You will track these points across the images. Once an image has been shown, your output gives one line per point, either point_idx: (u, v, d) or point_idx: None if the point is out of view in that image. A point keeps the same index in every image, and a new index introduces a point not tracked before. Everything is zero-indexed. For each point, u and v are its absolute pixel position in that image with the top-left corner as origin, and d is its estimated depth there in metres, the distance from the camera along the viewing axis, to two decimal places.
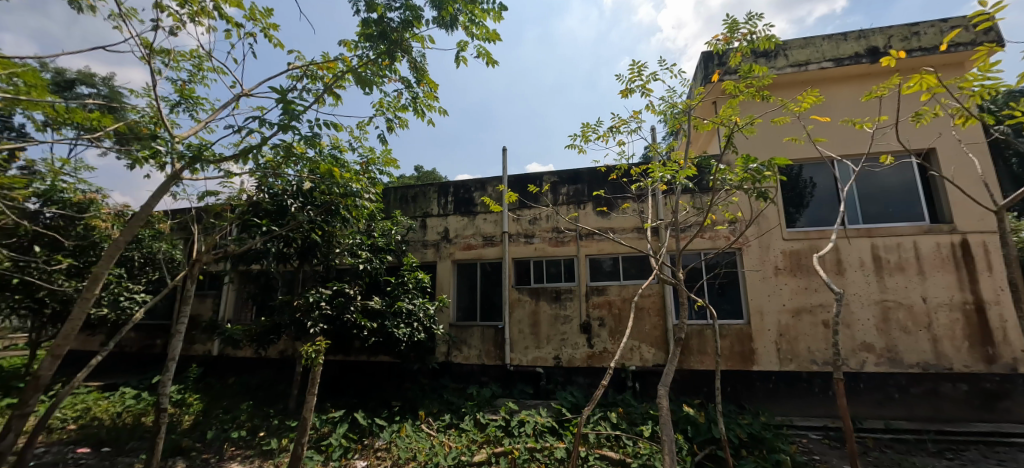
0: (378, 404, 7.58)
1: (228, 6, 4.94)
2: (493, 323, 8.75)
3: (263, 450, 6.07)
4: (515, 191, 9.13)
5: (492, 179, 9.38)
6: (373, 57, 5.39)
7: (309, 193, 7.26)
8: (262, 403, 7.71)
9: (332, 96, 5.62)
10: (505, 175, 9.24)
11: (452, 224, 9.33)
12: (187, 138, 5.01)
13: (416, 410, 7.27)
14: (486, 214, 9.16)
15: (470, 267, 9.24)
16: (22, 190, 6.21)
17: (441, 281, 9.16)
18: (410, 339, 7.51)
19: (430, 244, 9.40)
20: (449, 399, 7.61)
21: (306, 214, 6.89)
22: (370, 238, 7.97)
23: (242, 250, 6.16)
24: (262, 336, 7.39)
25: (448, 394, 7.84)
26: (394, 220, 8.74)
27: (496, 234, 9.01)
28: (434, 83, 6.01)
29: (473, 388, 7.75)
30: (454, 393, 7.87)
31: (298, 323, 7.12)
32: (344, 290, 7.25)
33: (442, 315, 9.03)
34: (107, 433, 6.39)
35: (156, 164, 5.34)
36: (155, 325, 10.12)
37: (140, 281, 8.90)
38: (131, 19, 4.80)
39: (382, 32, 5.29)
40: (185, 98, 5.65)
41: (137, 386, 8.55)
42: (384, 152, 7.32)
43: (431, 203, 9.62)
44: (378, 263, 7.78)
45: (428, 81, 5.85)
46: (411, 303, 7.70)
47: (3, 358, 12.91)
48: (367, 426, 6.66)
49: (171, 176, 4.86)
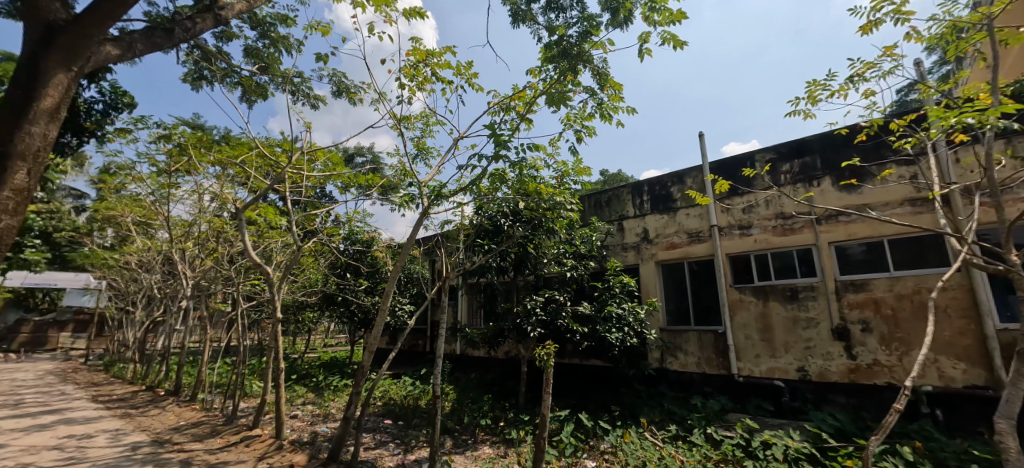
0: (597, 407, 7.73)
1: (442, 67, 5.95)
2: (711, 328, 7.90)
3: (506, 438, 6.81)
4: (722, 178, 8.16)
5: (691, 170, 8.59)
6: (558, 76, 5.67)
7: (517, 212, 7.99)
8: (500, 397, 8.78)
9: (525, 121, 6.05)
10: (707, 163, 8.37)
11: (651, 224, 8.87)
12: (429, 181, 6.21)
13: (637, 417, 7.11)
14: (689, 208, 8.42)
15: (677, 266, 8.57)
16: (337, 236, 8.85)
17: (646, 283, 8.79)
18: (623, 344, 7.40)
19: (630, 247, 9.17)
20: (671, 409, 7.16)
21: (519, 230, 7.55)
22: (572, 246, 8.31)
23: (479, 263, 7.00)
24: (491, 339, 8.17)
25: (669, 403, 7.44)
26: (592, 226, 8.85)
27: (704, 229, 8.13)
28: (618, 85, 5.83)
29: (697, 399, 7.20)
30: (675, 403, 7.40)
31: (520, 328, 7.79)
32: (556, 297, 7.72)
33: (653, 319, 8.67)
34: (399, 410, 8.24)
35: (410, 205, 6.73)
36: (417, 329, 12.73)
37: (406, 295, 11.42)
38: (384, 100, 6.35)
39: (563, 50, 5.42)
40: (420, 148, 6.86)
41: (413, 376, 10.88)
42: (575, 161, 7.11)
43: (625, 205, 9.45)
44: (582, 270, 8.11)
45: (611, 84, 5.72)
46: (620, 308, 7.63)
47: (332, 351, 18.36)
48: (591, 428, 6.71)
49: (423, 211, 6.14)
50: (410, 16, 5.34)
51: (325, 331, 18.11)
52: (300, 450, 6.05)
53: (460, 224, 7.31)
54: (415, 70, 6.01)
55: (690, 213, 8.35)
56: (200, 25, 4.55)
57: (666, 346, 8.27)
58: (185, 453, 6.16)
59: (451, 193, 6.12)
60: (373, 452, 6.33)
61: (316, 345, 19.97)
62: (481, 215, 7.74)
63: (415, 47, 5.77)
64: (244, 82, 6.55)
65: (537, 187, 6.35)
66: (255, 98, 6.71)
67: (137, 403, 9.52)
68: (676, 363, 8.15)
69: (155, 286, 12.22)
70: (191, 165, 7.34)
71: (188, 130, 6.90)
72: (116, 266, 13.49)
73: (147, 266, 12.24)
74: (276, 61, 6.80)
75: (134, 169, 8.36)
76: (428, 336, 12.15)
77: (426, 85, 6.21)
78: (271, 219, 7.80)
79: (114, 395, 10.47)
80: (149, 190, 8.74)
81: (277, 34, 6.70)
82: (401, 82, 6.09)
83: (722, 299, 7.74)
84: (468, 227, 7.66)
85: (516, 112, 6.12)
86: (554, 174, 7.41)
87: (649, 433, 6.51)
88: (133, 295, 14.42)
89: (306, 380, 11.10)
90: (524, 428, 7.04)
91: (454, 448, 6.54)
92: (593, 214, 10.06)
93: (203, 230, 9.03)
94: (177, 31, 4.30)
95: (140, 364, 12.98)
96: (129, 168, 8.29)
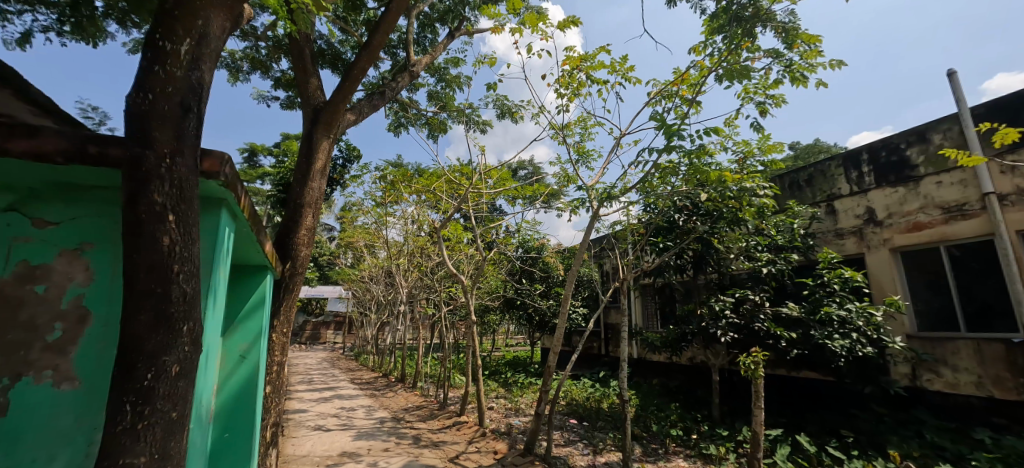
0: (821, 430, 5.64)
1: (596, 69, 5.24)
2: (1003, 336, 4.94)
3: (702, 453, 5.50)
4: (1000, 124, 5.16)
5: (937, 121, 5.65)
6: (730, 47, 4.30)
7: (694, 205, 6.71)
8: (689, 406, 7.33)
9: (696, 106, 4.79)
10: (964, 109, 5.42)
11: (878, 202, 6.17)
12: (594, 184, 5.51)
13: (884, 448, 4.97)
14: (940, 174, 5.54)
15: (929, 251, 5.68)
16: (510, 244, 9.13)
17: (876, 276, 6.11)
18: (851, 354, 5.44)
19: (847, 232, 6.50)
20: (944, 443, 4.76)
21: (699, 227, 6.31)
22: (765, 237, 6.54)
23: (658, 263, 5.85)
24: (674, 343, 7.08)
25: (937, 434, 5.01)
26: (789, 211, 6.76)
27: (971, 199, 5.24)
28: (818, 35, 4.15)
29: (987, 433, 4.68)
30: (952, 436, 4.88)
31: (706, 332, 6.54)
32: (749, 297, 6.23)
33: (893, 324, 5.92)
34: (584, 411, 7.40)
35: (574, 213, 5.94)
36: (591, 331, 11.82)
37: (579, 298, 11.28)
38: (542, 113, 5.94)
39: (733, 15, 4.12)
40: (580, 156, 6.00)
41: (592, 377, 10.07)
42: (763, 139, 5.78)
43: (836, 181, 6.73)
44: (784, 265, 6.26)
45: (808, 37, 4.10)
46: (844, 309, 5.65)
47: (515, 352, 19.37)
48: (816, 455, 5.02)
49: (592, 216, 5.21)
50: (565, 27, 5.21)
51: (507, 334, 19.30)
52: (502, 439, 6.23)
53: (631, 224, 6.01)
54: (569, 77, 5.45)
55: (943, 182, 5.51)
56: (401, 84, 5.56)
57: (922, 360, 5.50)
58: (415, 430, 7.09)
59: (624, 193, 5.02)
60: (564, 449, 5.79)
61: (500, 346, 21.48)
62: (652, 213, 6.60)
63: (568, 55, 5.24)
64: (430, 121, 7.62)
65: (720, 175, 4.78)
66: (439, 133, 7.68)
67: (379, 385, 12.00)
68: (943, 384, 5.35)
69: (380, 294, 14.96)
70: (398, 196, 8.78)
71: (395, 169, 8.40)
72: (357, 281, 17.12)
73: (376, 279, 15.18)
74: (451, 98, 7.71)
75: (363, 205, 10.47)
76: (602, 338, 11.18)
77: (582, 91, 5.56)
78: (458, 234, 8.66)
79: (364, 380, 13.18)
80: (373, 220, 10.83)
81: (451, 76, 7.65)
82: (556, 94, 5.61)
83: (1016, 295, 4.82)
84: (639, 232, 6.48)
85: (681, 99, 4.83)
86: (732, 159, 5.74)
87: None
88: (367, 302, 17.93)
89: (497, 376, 11.65)
90: (728, 445, 5.54)
91: (644, 456, 5.55)
92: (788, 196, 7.48)
93: (411, 248, 10.65)
94: (387, 93, 5.45)
95: (378, 357, 16.15)
96: (360, 205, 10.44)
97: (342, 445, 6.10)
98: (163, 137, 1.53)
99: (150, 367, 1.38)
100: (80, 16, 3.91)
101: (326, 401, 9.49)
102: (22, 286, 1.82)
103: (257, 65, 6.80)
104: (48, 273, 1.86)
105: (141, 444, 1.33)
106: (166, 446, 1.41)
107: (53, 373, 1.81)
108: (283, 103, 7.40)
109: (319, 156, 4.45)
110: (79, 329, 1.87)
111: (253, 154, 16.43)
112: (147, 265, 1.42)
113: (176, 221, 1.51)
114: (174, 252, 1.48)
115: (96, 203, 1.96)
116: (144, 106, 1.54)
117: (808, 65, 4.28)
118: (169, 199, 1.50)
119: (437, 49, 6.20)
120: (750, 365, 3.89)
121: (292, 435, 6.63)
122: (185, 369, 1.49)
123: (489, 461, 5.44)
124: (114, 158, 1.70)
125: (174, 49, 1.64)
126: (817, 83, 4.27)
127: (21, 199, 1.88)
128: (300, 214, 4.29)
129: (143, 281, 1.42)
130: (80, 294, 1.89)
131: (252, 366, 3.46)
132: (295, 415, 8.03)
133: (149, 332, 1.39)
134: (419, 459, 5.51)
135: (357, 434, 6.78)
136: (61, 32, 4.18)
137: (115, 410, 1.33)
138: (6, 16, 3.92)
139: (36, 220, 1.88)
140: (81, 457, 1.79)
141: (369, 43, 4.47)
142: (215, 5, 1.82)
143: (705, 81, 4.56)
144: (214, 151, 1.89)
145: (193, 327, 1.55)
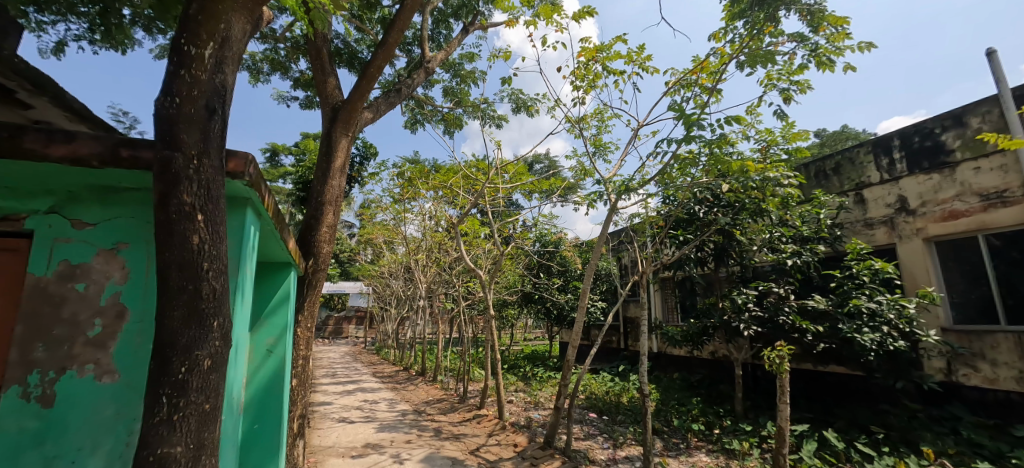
0: (850, 426, 5.50)
1: (612, 60, 5.16)
2: None
3: (725, 448, 5.43)
4: None
5: (975, 103, 5.41)
6: (751, 32, 4.17)
7: (715, 196, 6.56)
8: (711, 401, 7.23)
9: (716, 94, 4.68)
10: (1005, 89, 5.17)
11: (911, 190, 5.93)
12: (612, 177, 5.46)
13: (917, 446, 4.82)
14: (978, 159, 5.30)
15: (968, 240, 5.44)
16: (528, 239, 9.12)
17: (908, 267, 5.89)
18: (882, 348, 5.28)
19: (877, 222, 6.28)
20: (982, 441, 4.58)
21: (721, 218, 6.19)
22: (789, 228, 6.37)
23: (679, 256, 5.73)
24: (695, 337, 7.00)
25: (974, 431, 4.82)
26: (815, 201, 6.56)
27: (1012, 185, 4.99)
28: (844, 16, 3.99)
29: None
30: (991, 434, 4.69)
31: (729, 326, 6.42)
32: (773, 289, 6.10)
33: (927, 316, 5.70)
34: (603, 405, 7.38)
35: (591, 206, 5.89)
36: (609, 326, 11.76)
37: (597, 292, 11.24)
38: (557, 106, 5.88)
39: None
40: (597, 148, 5.94)
41: (612, 371, 10.03)
42: (787, 126, 5.60)
43: (865, 169, 6.50)
44: (810, 256, 6.08)
45: (833, 18, 3.95)
46: (874, 302, 5.47)
47: (533, 346, 19.40)
48: (844, 451, 4.90)
49: (609, 210, 5.16)
50: (580, 17, 5.15)
51: (524, 329, 19.34)
52: (522, 432, 6.27)
53: (650, 217, 5.91)
54: (584, 69, 5.39)
55: (982, 167, 5.26)
56: (417, 81, 5.58)
57: (958, 353, 5.29)
58: (436, 423, 7.19)
59: (642, 185, 4.95)
60: (583, 442, 5.79)
61: (518, 340, 21.53)
62: (672, 205, 6.51)
63: (583, 46, 5.18)
64: (446, 117, 7.65)
65: (742, 164, 4.66)
66: (454, 129, 7.71)
67: (400, 378, 12.20)
68: (982, 380, 5.13)
69: (399, 289, 15.15)
70: (416, 193, 8.85)
71: (412, 165, 8.47)
72: (376, 276, 17.36)
73: (395, 274, 15.39)
74: (466, 94, 7.73)
75: (381, 202, 10.61)
76: (621, 332, 11.12)
77: (598, 83, 5.50)
78: (475, 230, 8.71)
79: (385, 373, 13.37)
80: (392, 217, 10.96)
81: (466, 71, 7.66)
82: (571, 86, 5.56)
83: None
84: (659, 224, 6.38)
85: (701, 88, 4.73)
86: (755, 148, 5.61)
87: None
88: (386, 297, 18.17)
89: (516, 370, 11.70)
90: (752, 440, 5.45)
91: (665, 450, 5.52)
92: (813, 185, 7.28)
93: (428, 244, 10.74)
94: (404, 90, 5.49)
95: (398, 351, 16.38)
96: (379, 202, 10.58)
97: (366, 437, 6.25)
98: (191, 139, 1.58)
99: (184, 361, 1.43)
100: (109, 24, 4.05)
101: (349, 394, 9.70)
102: (64, 284, 1.92)
103: (276, 67, 6.94)
104: (87, 272, 1.95)
105: (177, 435, 1.38)
106: (201, 436, 1.46)
107: (93, 366, 1.90)
108: (303, 103, 7.53)
109: (338, 155, 4.51)
110: (116, 325, 1.95)
111: (274, 154, 16.79)
112: (178, 263, 1.48)
113: (204, 220, 1.56)
114: (204, 251, 1.54)
115: (130, 204, 2.04)
116: (171, 109, 1.59)
117: (835, 49, 4.13)
118: (198, 200, 1.55)
119: (451, 45, 6.20)
120: (775, 360, 3.80)
121: (317, 426, 6.81)
122: (216, 363, 1.54)
123: (509, 454, 5.48)
124: (145, 160, 1.76)
125: (198, 53, 1.68)
126: (845, 66, 4.12)
127: (62, 202, 1.98)
128: (321, 211, 4.37)
129: (174, 279, 1.47)
130: (117, 292, 1.98)
131: (280, 360, 3.57)
132: (318, 408, 8.23)
133: (183, 326, 1.45)
134: (440, 451, 5.60)
135: (380, 426, 6.92)
136: (92, 41, 4.34)
137: (152, 401, 1.39)
138: (41, 27, 4.10)
139: (75, 221, 1.97)
140: (121, 447, 1.87)
141: (385, 41, 4.49)
142: (236, 8, 1.85)
143: (725, 68, 4.46)
144: (238, 152, 1.94)
145: (223, 322, 1.59)
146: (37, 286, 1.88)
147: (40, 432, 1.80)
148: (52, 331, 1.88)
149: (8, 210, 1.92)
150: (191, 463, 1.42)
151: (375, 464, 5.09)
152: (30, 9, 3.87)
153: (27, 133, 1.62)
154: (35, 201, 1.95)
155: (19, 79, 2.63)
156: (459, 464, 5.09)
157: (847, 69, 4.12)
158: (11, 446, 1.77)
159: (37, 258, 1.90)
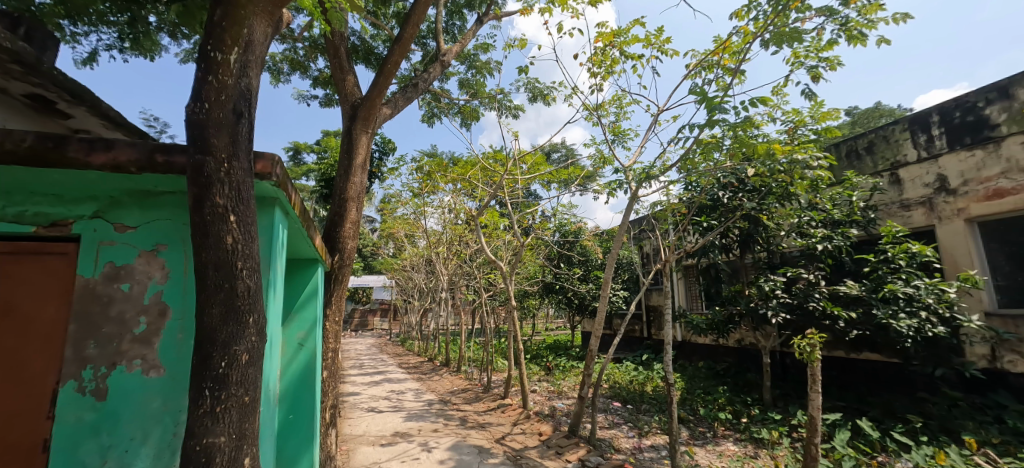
0: (885, 414, 5.34)
1: (630, 44, 5.05)
2: None
3: (754, 437, 5.35)
4: None
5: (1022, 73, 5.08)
6: (776, 7, 4.01)
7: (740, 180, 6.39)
8: (738, 389, 7.11)
9: (739, 75, 4.53)
10: None
11: (951, 168, 5.66)
12: (632, 165, 5.37)
13: (959, 435, 4.64)
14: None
15: (1014, 219, 5.15)
16: (547, 229, 9.09)
17: (948, 250, 5.64)
18: (919, 335, 5.08)
19: (915, 203, 6.01)
20: None
21: (746, 204, 6.04)
22: (820, 212, 6.18)
23: (703, 243, 5.53)
24: (720, 325, 6.86)
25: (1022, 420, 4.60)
26: (846, 182, 6.32)
27: None
28: None
29: None
30: None
31: (756, 313, 6.28)
32: (803, 275, 5.93)
33: (968, 301, 5.45)
34: (628, 394, 7.36)
35: (611, 195, 5.83)
36: (632, 314, 11.69)
37: (619, 281, 11.18)
38: (574, 93, 5.80)
39: None
40: (616, 136, 5.85)
41: (635, 360, 9.97)
42: (816, 106, 5.39)
43: (900, 148, 6.23)
44: (842, 240, 5.86)
45: None
46: (911, 287, 5.25)
47: (555, 336, 19.42)
48: (879, 440, 4.77)
49: (630, 198, 5.09)
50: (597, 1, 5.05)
51: (545, 319, 19.38)
52: (546, 421, 6.33)
53: (672, 204, 5.78)
54: (602, 55, 5.29)
55: None
56: (433, 74, 5.56)
57: (1003, 339, 5.03)
58: (462, 412, 7.32)
59: (663, 172, 4.85)
60: (608, 431, 5.80)
61: (540, 330, 21.64)
62: (695, 192, 6.41)
63: (600, 31, 5.09)
64: (462, 110, 7.66)
65: (768, 147, 4.51)
66: (471, 121, 7.71)
67: (425, 369, 12.42)
68: None
69: (422, 282, 15.36)
70: (435, 186, 8.90)
71: (430, 159, 8.49)
72: (399, 269, 17.63)
73: (417, 267, 15.62)
74: (482, 85, 7.71)
75: (401, 196, 10.72)
76: (644, 320, 11.03)
77: (616, 69, 5.40)
78: (495, 222, 8.72)
79: (410, 364, 13.66)
80: (412, 211, 11.09)
81: (482, 62, 7.61)
82: (589, 73, 5.47)
83: None
84: (681, 212, 6.25)
85: (723, 69, 4.59)
86: (781, 129, 5.42)
87: (992, 461, 4.11)
88: (409, 290, 18.46)
89: (539, 360, 11.76)
90: (781, 429, 5.34)
91: (691, 439, 5.49)
92: (845, 166, 7.00)
93: (449, 237, 10.82)
94: (421, 85, 5.49)
95: (423, 342, 16.68)
96: (399, 196, 10.71)
97: (394, 426, 6.41)
98: (221, 143, 1.64)
99: (223, 356, 1.50)
100: (137, 32, 4.19)
101: (376, 384, 9.95)
102: (110, 285, 2.03)
103: (296, 67, 7.07)
104: (130, 272, 2.06)
105: (220, 425, 1.46)
106: (242, 426, 1.54)
107: (141, 362, 2.00)
108: (323, 102, 7.66)
109: (359, 151, 4.57)
110: (160, 322, 2.05)
111: (297, 153, 17.16)
112: (214, 263, 1.54)
113: (236, 221, 1.61)
114: (237, 250, 1.59)
115: (168, 206, 2.13)
116: (201, 115, 1.64)
117: (868, 22, 3.94)
118: (229, 201, 1.61)
119: (467, 36, 6.16)
120: (806, 348, 3.69)
121: (348, 416, 7.04)
122: (254, 357, 1.61)
123: (534, 442, 5.55)
124: (179, 165, 1.83)
125: (224, 58, 1.72)
126: (878, 40, 3.93)
127: (104, 207, 2.08)
128: (344, 208, 4.45)
129: (211, 278, 1.53)
130: (159, 291, 2.08)
131: (310, 353, 3.72)
132: (348, 398, 8.48)
133: (221, 323, 1.51)
134: (466, 439, 5.70)
135: (408, 415, 7.09)
136: (122, 49, 4.51)
137: (196, 395, 1.46)
138: (75, 38, 4.27)
139: (117, 225, 2.07)
140: (169, 436, 1.98)
141: (400, 36, 4.50)
142: (257, 12, 1.89)
143: (749, 47, 4.30)
144: (266, 153, 2.00)
145: (258, 319, 1.65)
146: (86, 286, 2.00)
147: (96, 422, 1.92)
148: (103, 329, 1.99)
149: (56, 216, 2.03)
150: (234, 452, 1.49)
151: (404, 452, 5.23)
152: (64, 21, 4.03)
153: (70, 142, 1.71)
154: (80, 206, 2.06)
155: (59, 91, 2.81)
156: (486, 452, 5.19)
157: (881, 43, 3.92)
158: (69, 437, 1.89)
159: (85, 261, 2.02)
